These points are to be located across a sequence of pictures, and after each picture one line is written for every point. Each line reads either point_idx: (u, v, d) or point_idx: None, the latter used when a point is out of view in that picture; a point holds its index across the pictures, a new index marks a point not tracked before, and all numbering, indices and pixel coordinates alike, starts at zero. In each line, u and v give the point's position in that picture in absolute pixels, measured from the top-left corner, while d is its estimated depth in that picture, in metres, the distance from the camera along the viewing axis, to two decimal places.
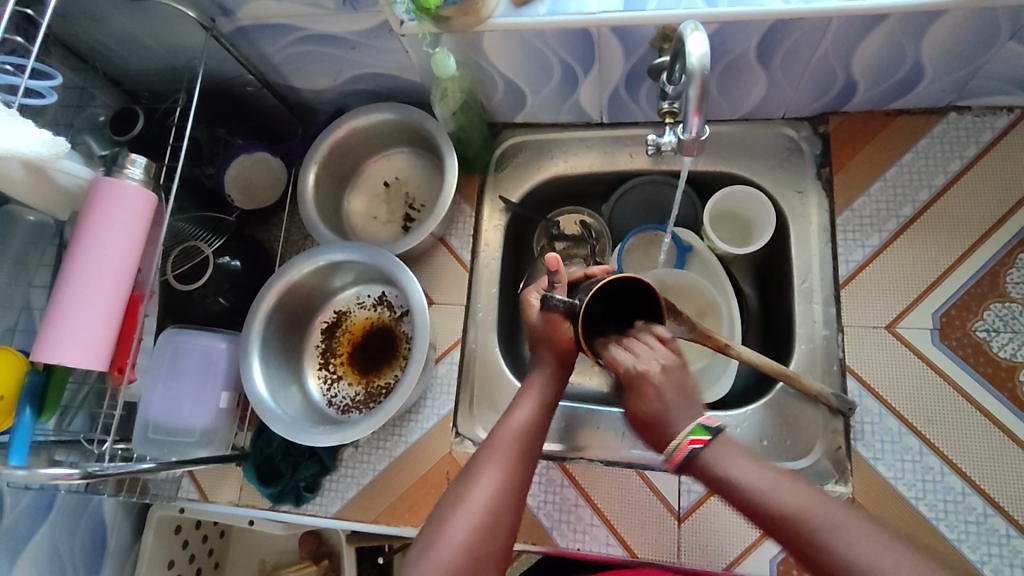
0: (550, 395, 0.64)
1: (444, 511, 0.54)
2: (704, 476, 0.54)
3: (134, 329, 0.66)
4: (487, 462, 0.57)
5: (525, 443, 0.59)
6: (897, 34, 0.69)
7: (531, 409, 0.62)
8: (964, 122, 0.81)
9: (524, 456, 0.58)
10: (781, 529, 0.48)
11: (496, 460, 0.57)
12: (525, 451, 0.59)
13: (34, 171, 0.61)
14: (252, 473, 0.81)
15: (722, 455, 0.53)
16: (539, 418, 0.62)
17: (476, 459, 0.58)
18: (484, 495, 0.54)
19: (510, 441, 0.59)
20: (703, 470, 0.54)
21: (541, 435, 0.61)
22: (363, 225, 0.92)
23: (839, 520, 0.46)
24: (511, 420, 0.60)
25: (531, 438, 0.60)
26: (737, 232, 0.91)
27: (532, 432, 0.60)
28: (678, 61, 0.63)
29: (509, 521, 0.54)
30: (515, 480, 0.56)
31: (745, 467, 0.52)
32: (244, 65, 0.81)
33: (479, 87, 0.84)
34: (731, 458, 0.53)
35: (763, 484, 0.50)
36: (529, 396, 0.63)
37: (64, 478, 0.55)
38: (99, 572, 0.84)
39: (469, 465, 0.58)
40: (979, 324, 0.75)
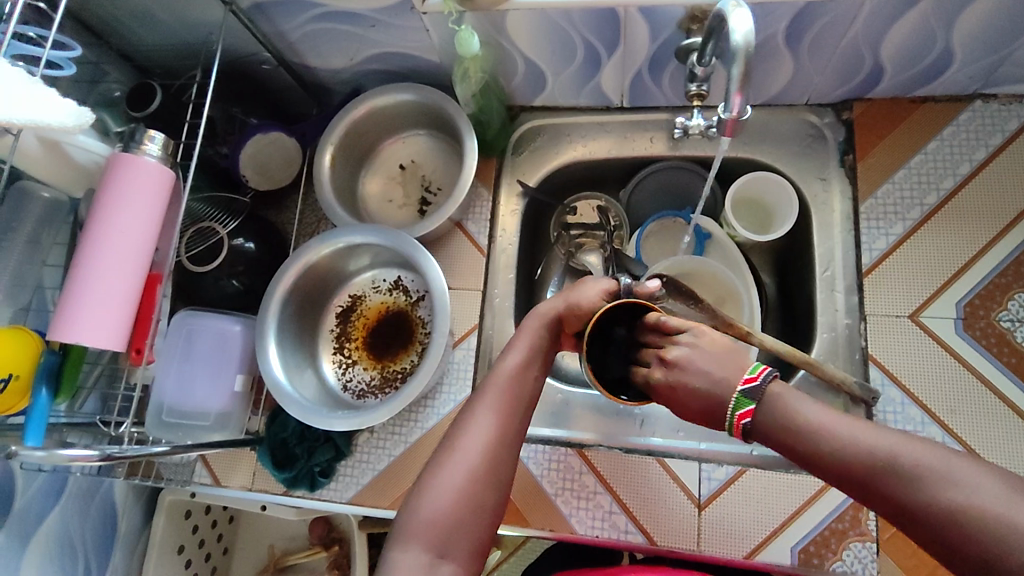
0: (540, 341, 0.61)
1: (435, 462, 0.51)
2: (773, 434, 0.46)
3: (152, 310, 0.64)
4: (478, 410, 0.54)
5: (518, 389, 0.56)
6: (930, 18, 0.68)
7: (523, 354, 0.58)
8: (990, 111, 0.80)
9: (515, 402, 0.55)
10: (873, 478, 0.41)
11: (488, 407, 0.54)
12: (518, 399, 0.56)
13: (50, 145, 0.60)
14: (266, 457, 0.80)
15: (787, 402, 0.46)
16: (531, 363, 0.58)
17: (467, 407, 0.55)
18: (477, 443, 0.51)
19: (503, 386, 0.56)
20: (770, 423, 0.46)
21: (534, 382, 0.58)
22: (378, 207, 0.91)
23: (938, 456, 0.40)
24: (502, 366, 0.57)
25: (526, 383, 0.57)
26: (758, 220, 0.89)
27: (523, 378, 0.57)
28: (712, 40, 0.62)
29: (505, 468, 0.51)
30: (508, 428, 0.53)
31: (814, 409, 0.46)
32: (261, 42, 0.79)
33: (500, 67, 0.82)
34: (796, 403, 0.46)
35: (837, 427, 0.44)
36: (520, 341, 0.60)
37: (82, 459, 0.54)
38: (110, 556, 0.83)
39: (460, 413, 0.55)
40: (1003, 313, 0.75)
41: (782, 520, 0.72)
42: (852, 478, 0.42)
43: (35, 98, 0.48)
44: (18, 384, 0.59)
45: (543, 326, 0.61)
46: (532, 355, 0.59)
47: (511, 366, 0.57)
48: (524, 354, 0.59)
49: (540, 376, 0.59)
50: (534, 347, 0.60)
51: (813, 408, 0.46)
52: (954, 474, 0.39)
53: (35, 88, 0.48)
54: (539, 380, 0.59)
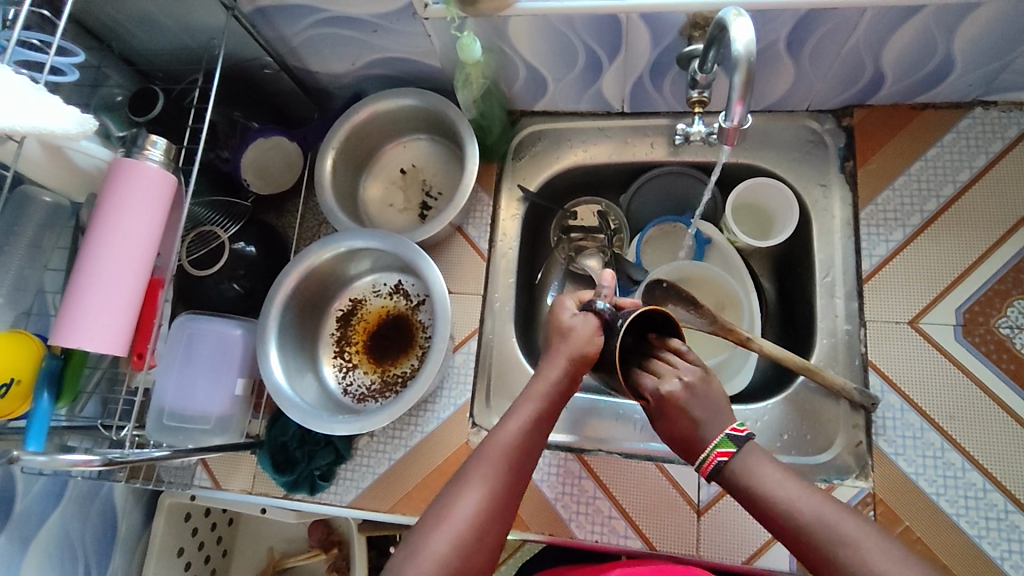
0: (549, 405, 0.59)
1: (426, 523, 0.50)
2: (734, 483, 0.54)
3: (154, 315, 0.64)
4: (474, 476, 0.53)
5: (517, 457, 0.55)
6: (931, 26, 0.68)
7: (526, 420, 0.57)
8: (990, 118, 0.80)
9: (513, 472, 0.54)
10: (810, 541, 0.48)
11: (483, 472, 0.53)
12: (517, 467, 0.54)
13: (52, 150, 0.60)
14: (266, 460, 0.80)
15: (750, 463, 0.54)
16: (534, 432, 0.57)
17: (463, 468, 0.54)
18: (469, 507, 0.50)
19: (499, 455, 0.54)
20: (732, 474, 0.54)
21: (534, 449, 0.56)
22: (379, 212, 0.91)
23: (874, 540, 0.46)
24: (502, 431, 0.56)
25: (526, 451, 0.55)
26: (757, 225, 0.90)
27: (526, 445, 0.55)
28: (714, 48, 0.62)
29: (492, 539, 0.50)
30: (502, 496, 0.52)
31: (773, 476, 0.52)
32: (263, 46, 0.79)
33: (501, 73, 0.82)
34: (758, 467, 0.53)
35: (796, 496, 0.50)
36: (528, 402, 0.58)
37: (85, 464, 0.54)
38: (109, 558, 0.83)
39: (458, 472, 0.54)
40: (1002, 320, 0.75)
41: None
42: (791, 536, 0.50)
43: (37, 104, 0.48)
44: (20, 388, 0.59)
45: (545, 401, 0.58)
46: (534, 420, 0.57)
47: (512, 432, 0.56)
48: (527, 417, 0.57)
49: (541, 442, 0.58)
50: (538, 412, 0.58)
51: (773, 474, 0.53)
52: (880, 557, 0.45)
53: (38, 96, 0.48)
54: (540, 446, 0.57)
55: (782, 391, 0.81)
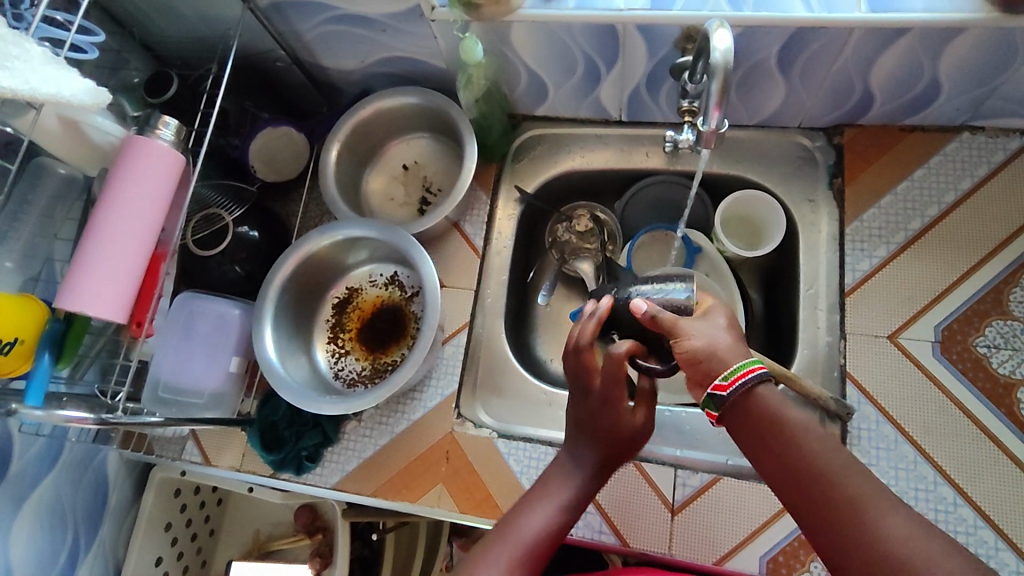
0: (572, 506, 0.63)
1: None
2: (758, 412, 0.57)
3: (154, 286, 0.68)
4: (492, 560, 0.57)
5: (536, 548, 0.59)
6: (917, 49, 0.70)
7: (551, 509, 0.62)
8: (977, 142, 0.82)
9: (529, 563, 0.58)
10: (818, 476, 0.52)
11: (499, 559, 0.57)
12: (534, 558, 0.58)
13: (68, 123, 0.63)
14: (255, 438, 0.82)
15: (776, 398, 0.57)
16: (562, 520, 0.61)
17: (480, 552, 0.59)
18: None
19: (521, 544, 0.59)
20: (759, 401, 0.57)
21: (561, 533, 0.61)
22: (380, 205, 0.94)
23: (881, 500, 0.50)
24: (529, 517, 0.61)
25: (545, 542, 0.60)
26: (746, 236, 0.92)
27: (546, 538, 0.60)
28: (702, 59, 0.65)
29: None
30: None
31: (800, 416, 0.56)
32: (276, 40, 0.83)
33: (503, 77, 0.85)
34: (783, 403, 0.57)
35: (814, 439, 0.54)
36: (550, 498, 0.63)
37: (79, 421, 0.57)
38: (98, 526, 0.85)
39: (474, 556, 0.59)
40: (980, 340, 0.76)
41: (751, 530, 0.73)
42: (800, 475, 0.53)
43: (57, 77, 0.51)
44: (21, 348, 0.62)
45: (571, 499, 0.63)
46: (559, 504, 0.62)
47: (539, 518, 0.61)
48: (552, 503, 0.62)
49: (568, 527, 0.62)
50: (563, 498, 0.63)
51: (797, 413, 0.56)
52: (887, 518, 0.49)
53: (53, 66, 0.50)
54: (568, 532, 0.62)
55: None
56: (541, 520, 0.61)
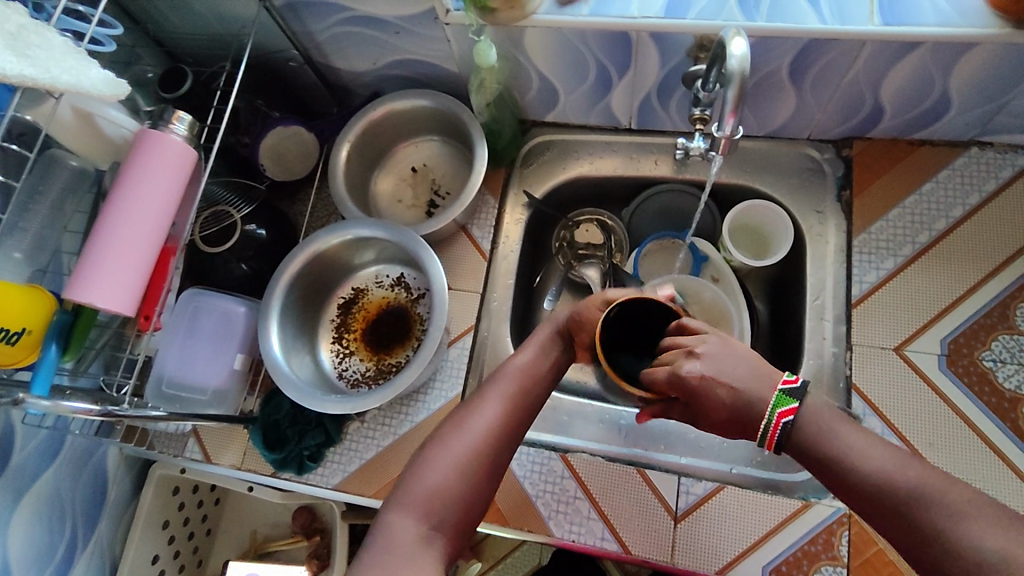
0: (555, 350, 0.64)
1: (443, 432, 0.56)
2: (805, 445, 0.50)
3: (164, 280, 0.68)
4: (489, 396, 0.58)
5: (527, 384, 0.60)
6: (928, 63, 0.71)
7: (537, 351, 0.62)
8: (985, 158, 0.83)
9: (523, 397, 0.59)
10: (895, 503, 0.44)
11: (496, 394, 0.58)
12: (525, 392, 0.59)
13: (83, 115, 0.63)
14: (257, 437, 0.81)
15: (819, 424, 0.49)
16: (548, 363, 0.62)
17: (478, 391, 0.59)
18: (484, 422, 0.55)
19: (514, 378, 0.59)
20: (801, 433, 0.50)
21: (544, 379, 0.62)
22: (388, 206, 0.95)
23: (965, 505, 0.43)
24: (516, 358, 0.61)
25: (535, 379, 0.61)
26: (754, 246, 0.92)
27: (534, 374, 0.61)
28: (716, 66, 0.65)
29: (502, 453, 0.55)
30: (516, 413, 0.58)
31: (852, 435, 0.48)
32: (290, 39, 0.83)
33: (515, 81, 0.86)
34: (829, 426, 0.49)
35: (873, 459, 0.47)
36: (535, 340, 0.64)
37: (84, 412, 0.57)
38: (96, 522, 0.85)
39: (472, 394, 0.59)
40: (986, 353, 0.76)
41: (754, 539, 0.73)
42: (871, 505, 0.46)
43: (80, 69, 0.51)
44: (30, 338, 0.61)
45: (558, 329, 0.65)
46: (544, 353, 0.63)
47: (524, 362, 0.61)
48: (537, 351, 0.63)
49: (551, 380, 0.63)
50: (546, 346, 0.64)
51: (848, 433, 0.49)
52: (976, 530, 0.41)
53: (76, 58, 0.51)
54: (551, 379, 0.63)
55: None
56: (529, 365, 0.61)
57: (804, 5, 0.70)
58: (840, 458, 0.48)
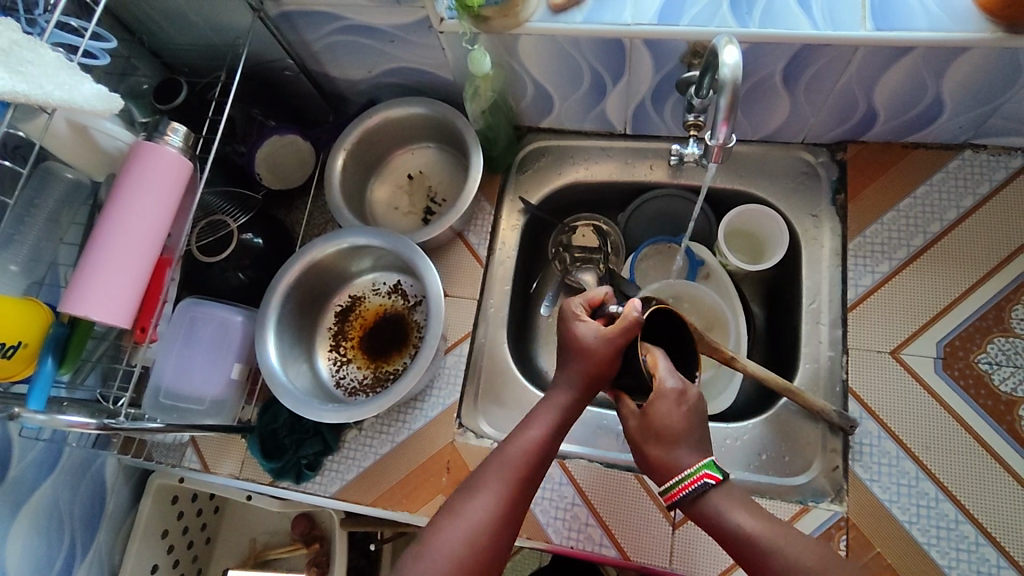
0: (563, 420, 0.61)
1: (441, 521, 0.55)
2: (701, 518, 0.58)
3: (159, 292, 0.68)
4: (488, 481, 0.57)
5: (531, 465, 0.58)
6: (920, 67, 0.71)
7: (547, 428, 0.60)
8: (979, 160, 0.83)
9: (525, 479, 0.57)
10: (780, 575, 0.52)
11: (497, 478, 0.57)
12: (529, 473, 0.58)
13: (78, 128, 0.64)
14: (255, 446, 0.81)
15: (722, 501, 0.57)
16: (554, 439, 0.60)
17: (477, 473, 0.58)
18: (481, 512, 0.55)
19: (517, 461, 0.58)
20: (701, 508, 0.57)
21: (549, 456, 0.60)
22: (384, 213, 0.95)
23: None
24: (524, 435, 0.59)
25: (541, 458, 0.59)
26: (749, 250, 0.93)
27: (539, 453, 0.59)
28: (709, 73, 0.66)
29: (503, 540, 0.55)
30: (516, 498, 0.56)
31: (744, 515, 0.56)
32: (285, 49, 0.83)
33: (510, 88, 0.86)
34: (730, 507, 0.57)
35: (768, 536, 0.54)
36: (544, 412, 0.62)
37: (81, 426, 0.57)
38: (94, 533, 0.85)
39: (471, 477, 0.58)
40: (982, 356, 0.77)
41: None
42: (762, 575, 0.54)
43: (72, 82, 0.51)
44: (25, 352, 0.62)
45: (574, 395, 0.62)
46: (553, 428, 0.61)
47: (533, 440, 0.59)
48: (546, 425, 0.61)
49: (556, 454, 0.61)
50: (558, 420, 0.61)
51: (741, 513, 0.56)
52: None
53: (70, 72, 0.51)
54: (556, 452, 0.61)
55: (763, 412, 0.83)
56: (537, 444, 0.59)
57: (797, 11, 0.70)
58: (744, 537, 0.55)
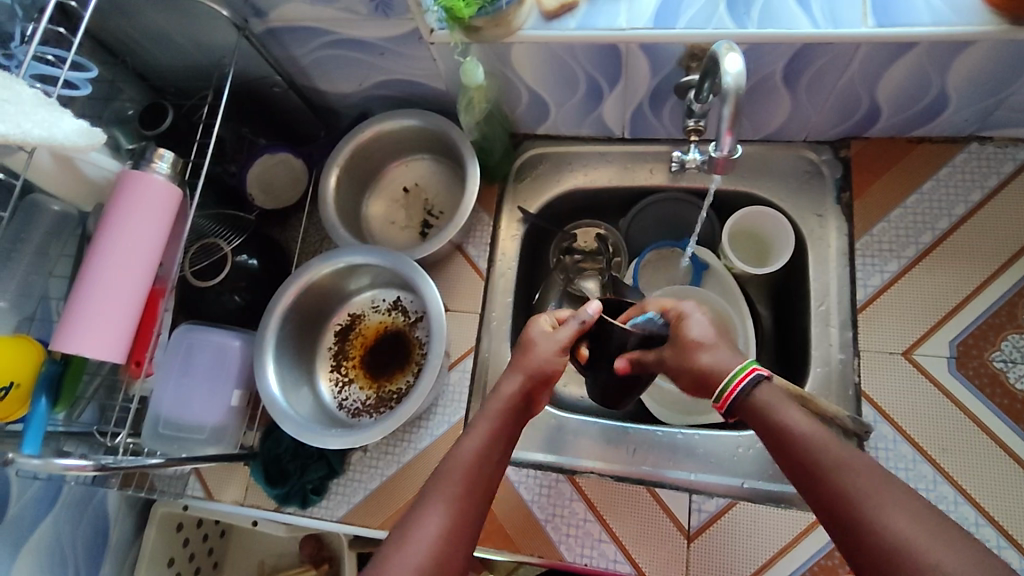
0: (504, 425, 0.59)
1: (389, 547, 0.50)
2: (755, 416, 0.56)
3: (153, 325, 0.66)
4: (435, 498, 0.52)
5: (478, 477, 0.55)
6: (924, 62, 0.69)
7: (486, 435, 0.57)
8: (985, 153, 0.81)
9: (474, 493, 0.54)
10: (823, 474, 0.49)
11: (445, 494, 0.53)
12: (479, 485, 0.54)
13: (62, 160, 0.62)
14: (259, 472, 0.80)
15: (773, 399, 0.55)
16: (497, 447, 0.57)
17: (422, 494, 0.53)
18: (430, 533, 0.50)
19: (464, 472, 0.54)
20: (755, 405, 0.56)
21: (495, 465, 0.57)
22: (381, 229, 0.93)
23: (878, 484, 0.47)
24: (462, 447, 0.56)
25: (487, 468, 0.56)
26: (754, 252, 0.91)
27: (485, 463, 0.56)
28: (708, 79, 0.64)
29: (456, 561, 0.50)
30: (464, 516, 0.52)
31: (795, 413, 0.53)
32: (273, 66, 0.82)
33: (504, 97, 0.84)
34: (780, 403, 0.55)
35: (817, 437, 0.51)
36: (483, 423, 0.59)
37: (78, 469, 0.55)
38: (99, 565, 0.83)
39: (416, 498, 0.54)
40: (997, 354, 0.75)
41: (770, 555, 0.72)
42: (805, 473, 0.50)
43: (54, 118, 0.49)
44: (18, 392, 0.60)
45: (514, 400, 0.60)
46: (497, 436, 0.58)
47: (478, 450, 0.56)
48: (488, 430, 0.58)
49: (503, 463, 0.58)
50: (497, 427, 0.58)
51: (795, 411, 0.54)
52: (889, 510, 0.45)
53: (50, 108, 0.49)
54: (502, 462, 0.58)
55: None
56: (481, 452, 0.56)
57: (795, 9, 0.68)
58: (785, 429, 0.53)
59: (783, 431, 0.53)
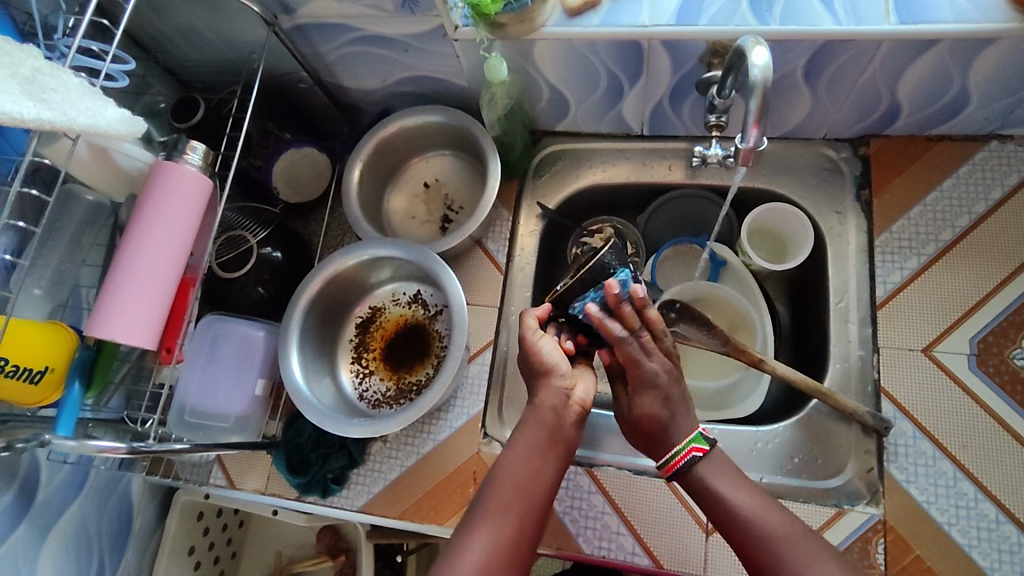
0: (549, 436, 0.60)
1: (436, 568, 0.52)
2: (695, 489, 0.61)
3: (184, 313, 0.67)
4: (483, 520, 0.55)
5: (527, 494, 0.57)
6: (945, 60, 0.70)
7: (529, 450, 0.59)
8: (1006, 151, 0.81)
9: (524, 512, 0.56)
10: (761, 548, 0.55)
11: (492, 514, 0.55)
12: (530, 502, 0.56)
13: (98, 151, 0.64)
14: (281, 461, 0.81)
15: (711, 472, 0.61)
16: (545, 460, 0.59)
17: (467, 518, 0.56)
18: (479, 552, 0.52)
19: (512, 492, 0.56)
20: (694, 481, 0.61)
21: (544, 479, 0.58)
22: (401, 223, 0.94)
23: (808, 553, 0.54)
24: (508, 466, 0.58)
25: (536, 484, 0.57)
26: (771, 249, 0.91)
27: (532, 480, 0.57)
28: (731, 74, 0.65)
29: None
30: (512, 533, 0.54)
31: (730, 488, 0.59)
32: (299, 62, 0.83)
33: (526, 93, 0.85)
34: (716, 476, 0.60)
35: (752, 510, 0.57)
36: (525, 435, 0.60)
37: (111, 450, 0.57)
38: (123, 551, 0.85)
39: (462, 520, 0.56)
40: (1017, 351, 0.75)
41: None
42: (746, 551, 0.56)
43: (95, 107, 0.51)
44: (53, 376, 0.62)
45: (557, 411, 0.62)
46: (538, 452, 0.59)
47: (521, 470, 0.57)
48: (527, 449, 0.59)
49: (554, 477, 0.59)
50: (542, 440, 0.60)
51: (729, 486, 0.59)
52: (817, 567, 0.53)
53: (91, 96, 0.51)
54: (553, 474, 0.59)
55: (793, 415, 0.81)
56: (524, 472, 0.58)
57: (818, 7, 0.68)
58: (724, 505, 0.58)
59: (718, 504, 0.59)
